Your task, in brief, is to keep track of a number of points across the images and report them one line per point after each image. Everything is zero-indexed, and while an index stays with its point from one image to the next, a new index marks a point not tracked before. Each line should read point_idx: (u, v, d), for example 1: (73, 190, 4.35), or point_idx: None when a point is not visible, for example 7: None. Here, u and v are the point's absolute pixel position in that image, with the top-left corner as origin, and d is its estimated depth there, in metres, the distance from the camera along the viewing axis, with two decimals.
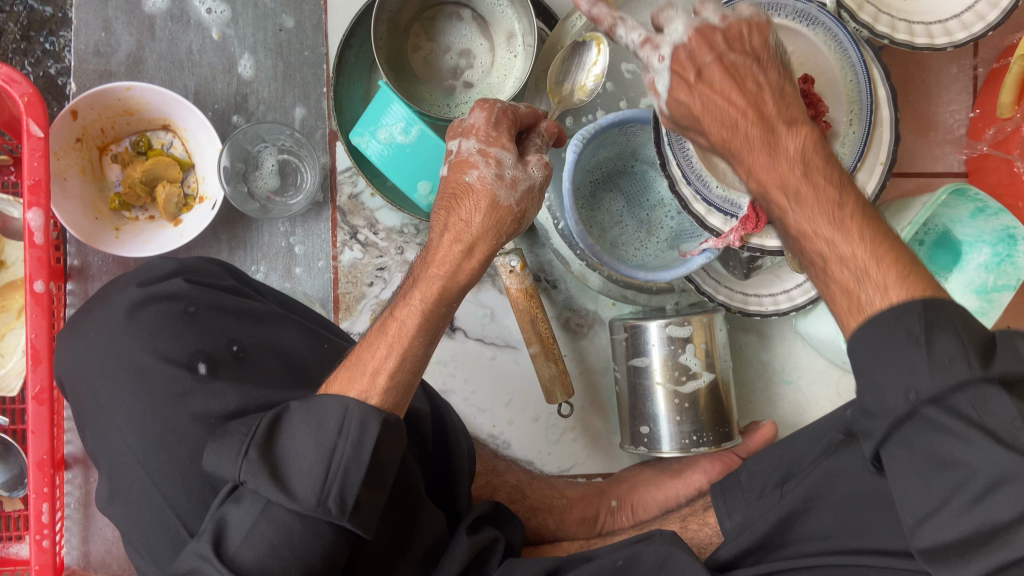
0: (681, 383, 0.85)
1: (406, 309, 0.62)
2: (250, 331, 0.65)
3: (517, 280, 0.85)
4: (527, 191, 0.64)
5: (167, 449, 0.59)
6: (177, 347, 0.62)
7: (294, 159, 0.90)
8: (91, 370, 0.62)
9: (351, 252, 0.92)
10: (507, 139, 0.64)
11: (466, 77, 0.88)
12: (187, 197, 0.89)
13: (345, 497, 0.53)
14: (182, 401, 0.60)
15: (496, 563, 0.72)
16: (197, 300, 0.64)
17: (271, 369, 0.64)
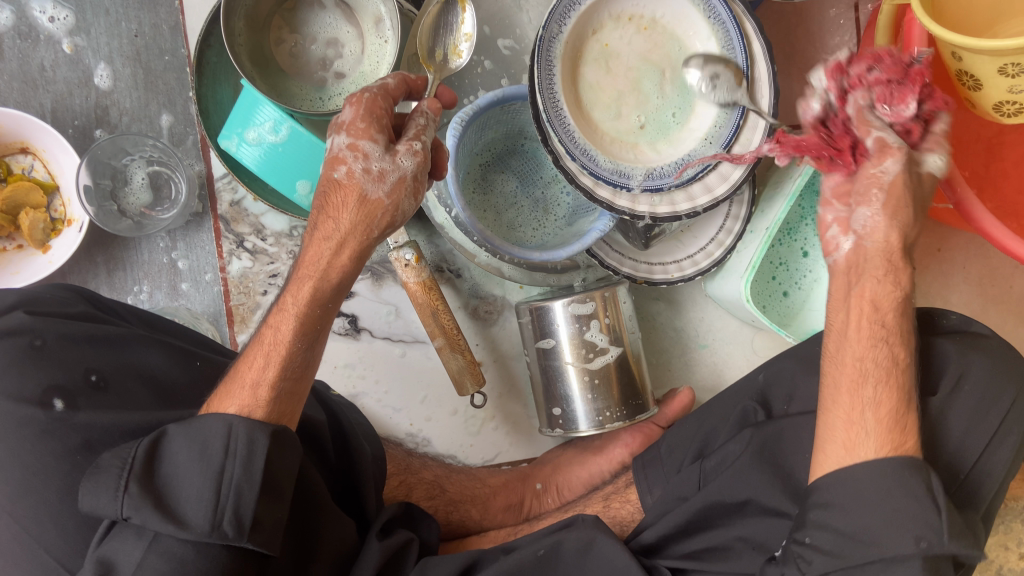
0: (589, 361, 0.84)
1: (279, 315, 0.59)
2: (108, 358, 0.60)
3: (414, 274, 0.82)
4: (399, 182, 0.58)
5: (30, 491, 0.54)
6: (25, 382, 0.56)
7: (165, 170, 0.86)
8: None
9: (239, 261, 0.88)
10: (378, 129, 0.57)
11: (336, 68, 0.84)
12: (55, 221, 0.84)
13: (241, 518, 0.50)
14: (39, 440, 0.54)
15: (413, 561, 0.69)
16: (41, 332, 0.58)
17: (136, 394, 0.59)
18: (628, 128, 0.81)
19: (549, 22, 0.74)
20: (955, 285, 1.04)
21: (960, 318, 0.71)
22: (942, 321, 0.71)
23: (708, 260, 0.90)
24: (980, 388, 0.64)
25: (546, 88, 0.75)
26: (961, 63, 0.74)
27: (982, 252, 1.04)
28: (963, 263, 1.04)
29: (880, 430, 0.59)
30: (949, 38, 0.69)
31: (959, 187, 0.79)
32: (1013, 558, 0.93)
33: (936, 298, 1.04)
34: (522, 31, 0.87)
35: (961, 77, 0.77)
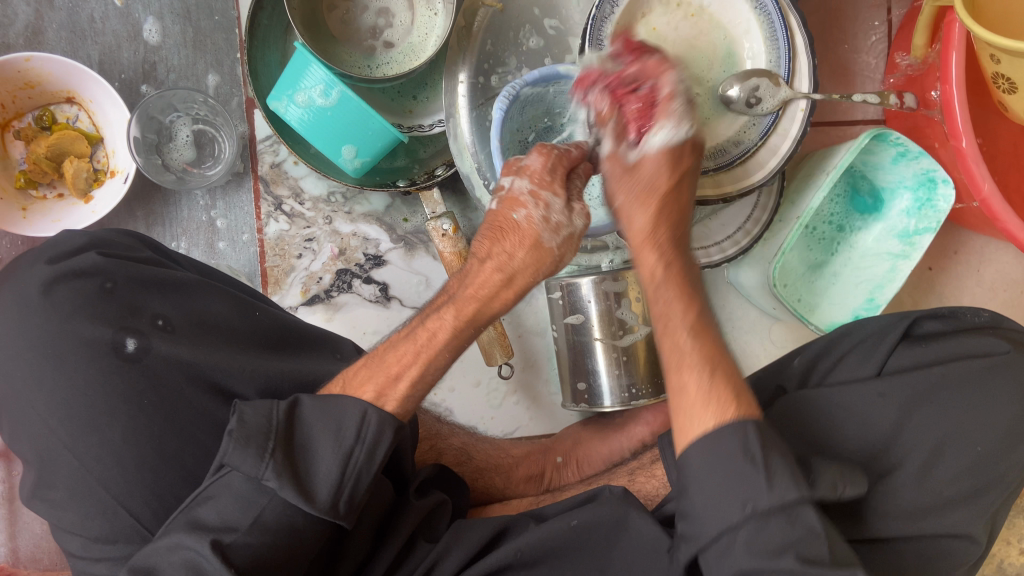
0: (618, 338, 0.86)
1: (437, 321, 0.62)
2: (174, 304, 0.61)
3: (450, 244, 0.84)
4: (568, 237, 0.63)
5: (97, 427, 0.56)
6: (96, 324, 0.58)
7: (210, 129, 0.87)
8: (11, 350, 0.58)
9: (276, 224, 0.90)
10: (560, 185, 0.62)
11: (385, 37, 0.86)
12: (97, 172, 0.84)
13: (354, 501, 0.54)
14: (108, 374, 0.56)
15: (445, 523, 0.72)
16: (113, 275, 0.60)
17: (199, 338, 0.60)
18: None
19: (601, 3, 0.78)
20: (968, 287, 1.07)
21: (992, 315, 0.73)
22: (972, 317, 0.73)
23: (734, 249, 0.94)
24: (1010, 386, 0.66)
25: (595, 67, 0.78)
26: (999, 65, 0.76)
27: (996, 257, 1.06)
28: (977, 265, 1.07)
29: (702, 407, 0.56)
30: (992, 41, 0.71)
31: (987, 185, 0.81)
32: (1013, 553, 0.96)
33: (949, 300, 1.07)
34: (567, 13, 0.86)
35: (996, 81, 0.79)
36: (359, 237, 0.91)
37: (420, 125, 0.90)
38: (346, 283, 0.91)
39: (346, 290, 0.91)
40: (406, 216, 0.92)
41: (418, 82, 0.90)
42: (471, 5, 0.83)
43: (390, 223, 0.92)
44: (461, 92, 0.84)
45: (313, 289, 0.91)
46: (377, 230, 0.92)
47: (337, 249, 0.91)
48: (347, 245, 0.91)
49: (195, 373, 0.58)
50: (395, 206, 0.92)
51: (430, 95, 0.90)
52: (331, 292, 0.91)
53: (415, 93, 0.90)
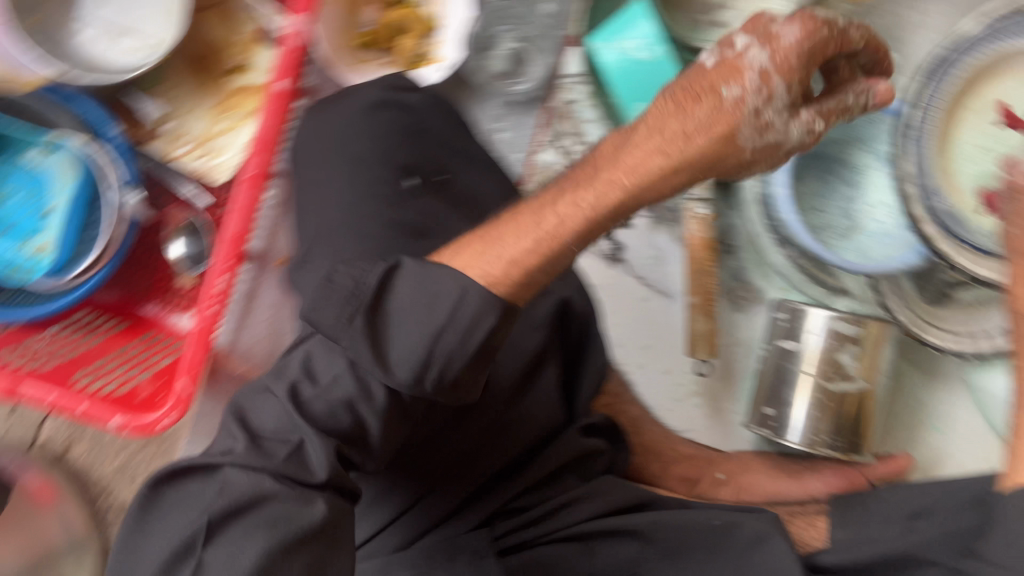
0: (830, 381, 0.83)
1: (578, 199, 0.50)
2: (458, 169, 0.70)
3: (700, 228, 0.86)
4: (771, 144, 0.53)
5: (354, 231, 0.62)
6: (395, 150, 0.67)
7: (527, 50, 0.92)
8: (318, 147, 0.67)
9: (549, 154, 0.96)
10: (799, 78, 0.50)
11: (719, 15, 0.85)
12: (422, 55, 0.93)
13: (445, 377, 0.47)
14: (386, 193, 0.65)
15: (597, 468, 0.76)
16: (423, 121, 0.70)
17: (462, 205, 0.68)
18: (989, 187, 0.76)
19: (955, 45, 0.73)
20: None
21: None
22: None
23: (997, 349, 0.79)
24: None
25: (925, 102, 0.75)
26: None
27: None
28: None
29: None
30: None
31: None
32: None
33: None
34: None
35: None
36: None
37: None
38: None
39: None
40: None
41: None
42: (814, 11, 0.83)
43: None
44: None
45: None
46: None
47: None
48: None
49: (451, 229, 0.65)
50: None
51: None
52: None
53: None
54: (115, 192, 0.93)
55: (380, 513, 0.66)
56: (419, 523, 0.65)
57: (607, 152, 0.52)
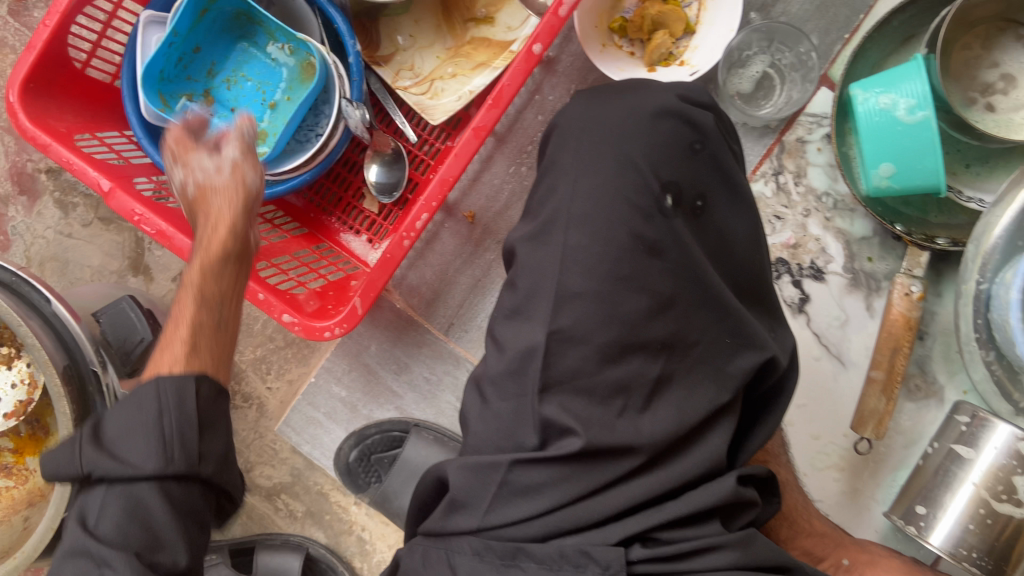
0: (997, 501, 0.78)
1: (206, 272, 0.67)
2: (717, 203, 0.67)
3: (905, 305, 0.83)
4: (233, 172, 0.73)
5: (600, 231, 0.63)
6: (664, 167, 0.65)
7: (776, 78, 0.91)
8: (591, 131, 0.67)
9: (763, 186, 0.93)
10: (244, 166, 0.74)
11: (992, 100, 0.83)
12: (671, 54, 0.92)
13: (190, 450, 0.55)
14: (639, 208, 0.64)
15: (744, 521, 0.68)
16: (706, 140, 0.67)
17: (706, 241, 0.66)
18: None
19: None
20: None
21: None
22: None
23: None
24: None
25: None
26: None
27: None
28: None
29: None
30: None
31: None
32: None
33: None
34: None
35: None
36: (818, 245, 0.92)
37: (958, 191, 0.86)
38: (777, 273, 0.93)
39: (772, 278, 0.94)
40: (873, 256, 0.91)
41: (981, 155, 0.86)
42: None
43: (853, 253, 0.92)
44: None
45: None
46: (837, 249, 0.92)
47: (793, 240, 0.93)
48: (804, 243, 0.93)
49: (687, 261, 0.64)
50: (869, 242, 0.91)
51: (984, 172, 0.86)
52: None
53: (970, 162, 0.87)
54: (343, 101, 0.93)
55: (524, 505, 0.59)
56: (561, 523, 0.58)
57: (207, 199, 0.72)
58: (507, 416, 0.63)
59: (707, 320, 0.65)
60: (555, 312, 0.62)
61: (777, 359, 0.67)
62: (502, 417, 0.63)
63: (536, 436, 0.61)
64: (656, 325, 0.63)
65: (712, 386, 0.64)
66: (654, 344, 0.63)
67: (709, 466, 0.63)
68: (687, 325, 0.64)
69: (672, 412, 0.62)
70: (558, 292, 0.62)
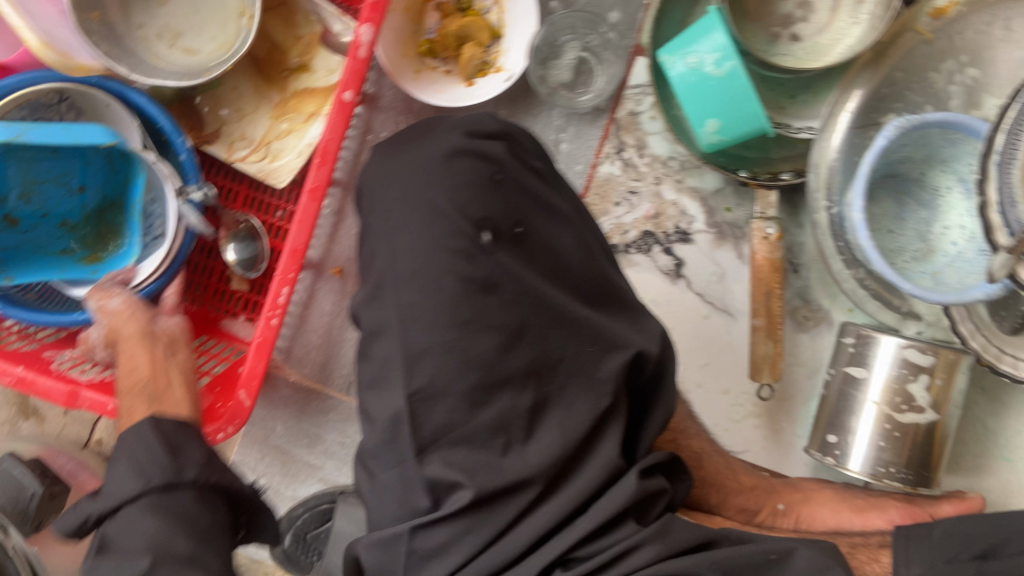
0: (900, 413, 0.80)
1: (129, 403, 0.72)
2: (536, 222, 0.67)
3: (766, 248, 0.83)
4: (122, 307, 0.80)
5: (429, 283, 0.62)
6: (471, 204, 0.64)
7: (592, 60, 0.91)
8: (394, 187, 0.67)
9: (610, 167, 0.94)
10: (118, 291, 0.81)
11: (795, 29, 0.85)
12: (485, 63, 0.91)
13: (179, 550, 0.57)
14: (461, 251, 0.63)
15: (657, 512, 0.68)
16: (505, 169, 0.67)
17: (539, 262, 0.66)
18: None
19: None
20: None
21: None
22: None
23: None
24: None
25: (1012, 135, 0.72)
26: None
27: None
28: None
29: None
30: None
31: None
32: None
33: None
34: (998, 66, 0.78)
35: None
36: (678, 209, 0.93)
37: (788, 125, 0.87)
38: (647, 246, 0.94)
39: (644, 252, 0.94)
40: (730, 205, 0.92)
41: (803, 84, 0.88)
42: (900, 28, 0.79)
43: (712, 208, 0.93)
44: (850, 109, 0.80)
45: (616, 239, 0.94)
46: (696, 208, 0.93)
47: (653, 211, 0.93)
48: (664, 211, 0.93)
49: (523, 287, 0.63)
50: (724, 193, 0.92)
51: (809, 99, 0.88)
52: (630, 248, 0.94)
53: (795, 93, 0.88)
54: (177, 198, 0.85)
55: (436, 568, 0.60)
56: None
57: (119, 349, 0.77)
58: (395, 485, 0.62)
59: (563, 336, 0.64)
60: (409, 374, 0.61)
61: (644, 351, 0.67)
62: (388, 492, 0.63)
63: (426, 497, 0.60)
64: (512, 358, 0.62)
65: (588, 396, 0.64)
66: (518, 375, 0.61)
67: (605, 475, 0.64)
68: (544, 348, 0.63)
69: (556, 433, 0.62)
70: (406, 353, 0.61)
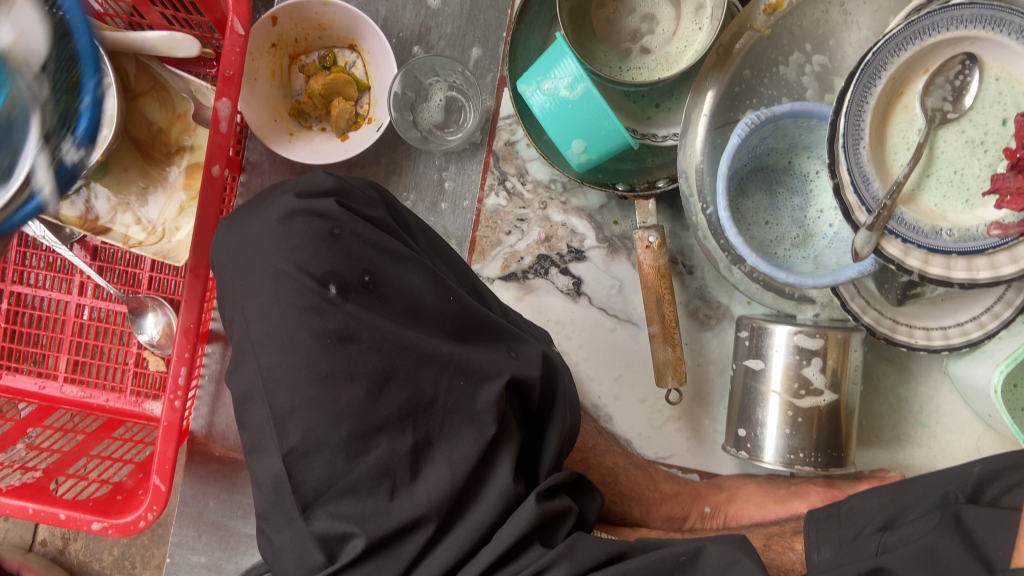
0: (799, 397, 0.81)
1: None
2: (386, 266, 0.66)
3: (651, 256, 0.84)
4: None
5: (285, 345, 0.61)
6: (312, 261, 0.63)
7: (461, 98, 0.93)
8: (238, 258, 0.66)
9: (496, 198, 0.95)
10: None
11: (644, 42, 0.87)
12: (358, 116, 0.93)
13: None
14: (308, 308, 0.61)
15: (564, 534, 0.67)
16: (342, 222, 0.64)
17: (394, 308, 0.65)
18: (945, 188, 0.73)
19: (878, 51, 0.70)
20: None
21: None
22: None
23: (962, 338, 0.82)
24: None
25: (854, 112, 0.71)
26: None
27: None
28: None
29: None
30: None
31: None
32: None
33: None
34: (840, 49, 0.81)
35: None
36: (567, 229, 0.94)
37: (654, 134, 0.89)
38: (544, 269, 0.95)
39: (542, 275, 0.95)
40: (617, 218, 0.94)
41: (665, 92, 0.90)
42: (738, 28, 0.81)
43: (600, 223, 0.94)
44: (705, 110, 0.82)
45: (512, 267, 0.95)
46: (585, 225, 0.94)
47: (544, 234, 0.95)
48: (555, 233, 0.94)
49: (380, 333, 0.62)
50: (609, 207, 0.94)
51: (673, 106, 0.90)
52: (527, 274, 0.95)
53: (659, 102, 0.90)
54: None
55: None
56: None
57: None
58: (291, 547, 0.62)
59: (433, 373, 0.63)
60: (282, 434, 0.60)
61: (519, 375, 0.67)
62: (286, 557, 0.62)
63: (319, 553, 0.60)
64: (382, 404, 0.61)
65: (471, 430, 0.64)
66: (393, 419, 0.62)
67: (502, 502, 0.64)
68: (416, 388, 0.63)
69: (444, 469, 0.63)
70: (275, 415, 0.61)
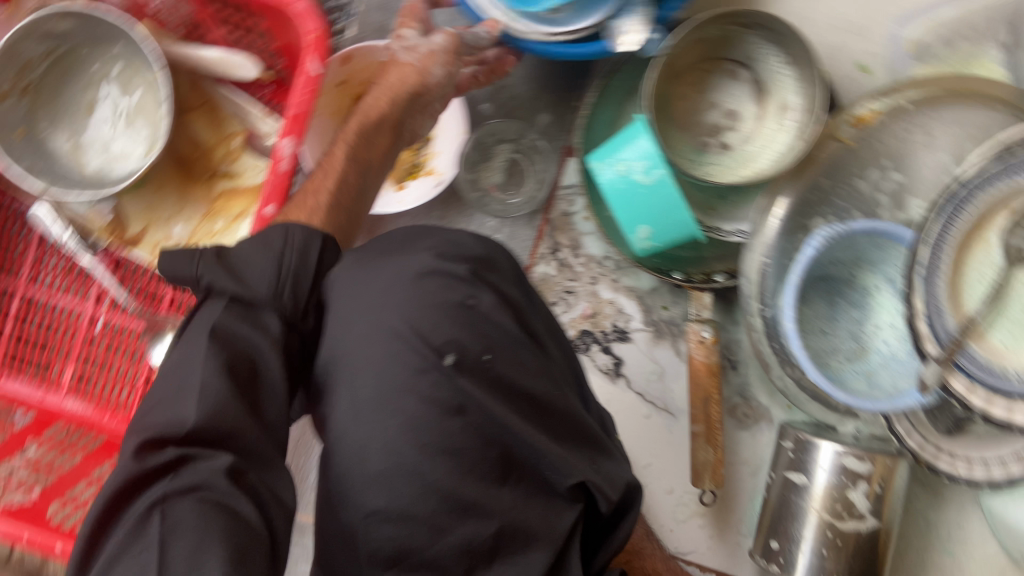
0: (841, 520, 0.79)
1: None
2: (506, 347, 0.62)
3: (703, 352, 0.83)
4: None
5: (385, 407, 0.57)
6: (434, 328, 0.60)
7: (523, 162, 0.93)
8: (352, 304, 0.62)
9: (546, 266, 0.93)
10: None
11: (725, 138, 0.86)
12: (415, 165, 0.90)
13: None
14: (421, 373, 0.58)
15: None
16: (477, 295, 0.63)
17: (502, 390, 0.60)
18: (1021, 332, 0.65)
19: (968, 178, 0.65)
20: None
21: None
22: None
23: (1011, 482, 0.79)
24: None
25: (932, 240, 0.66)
26: None
27: None
28: None
29: None
30: None
31: None
32: None
33: None
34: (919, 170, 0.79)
35: None
36: (615, 307, 0.92)
37: (719, 229, 0.87)
38: (586, 345, 0.93)
39: (583, 351, 0.93)
40: (666, 303, 0.92)
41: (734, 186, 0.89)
42: (821, 136, 0.80)
43: (648, 306, 0.92)
44: (778, 214, 0.81)
45: None
46: (633, 306, 0.92)
47: (590, 310, 0.93)
48: (601, 310, 0.92)
49: (490, 417, 0.58)
50: (659, 291, 0.92)
51: (739, 201, 0.89)
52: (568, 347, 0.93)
53: (725, 194, 0.89)
54: None
55: None
56: None
57: None
58: None
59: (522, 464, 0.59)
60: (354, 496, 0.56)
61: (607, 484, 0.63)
62: None
63: None
64: (473, 483, 0.57)
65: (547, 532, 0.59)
66: (476, 507, 0.56)
67: None
68: (505, 470, 0.59)
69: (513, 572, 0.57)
70: (347, 481, 0.57)
